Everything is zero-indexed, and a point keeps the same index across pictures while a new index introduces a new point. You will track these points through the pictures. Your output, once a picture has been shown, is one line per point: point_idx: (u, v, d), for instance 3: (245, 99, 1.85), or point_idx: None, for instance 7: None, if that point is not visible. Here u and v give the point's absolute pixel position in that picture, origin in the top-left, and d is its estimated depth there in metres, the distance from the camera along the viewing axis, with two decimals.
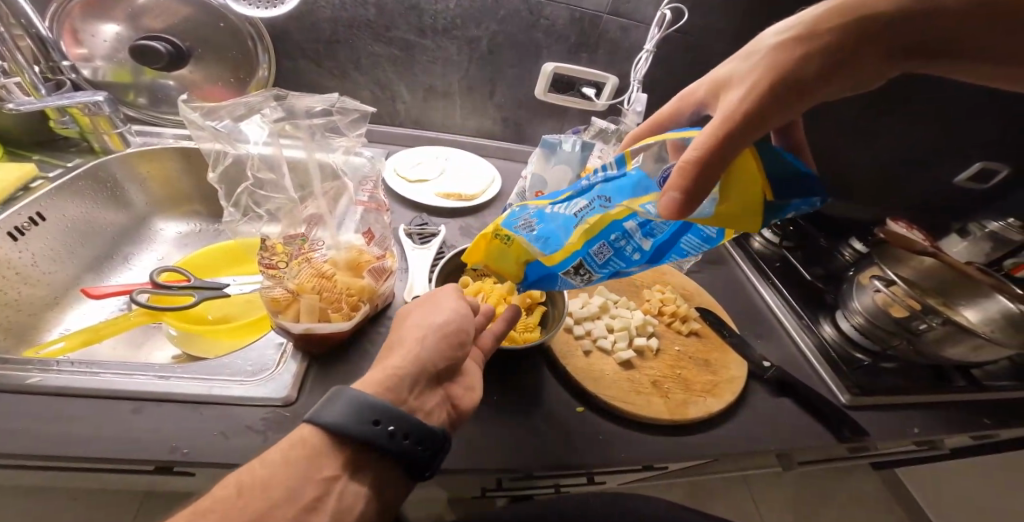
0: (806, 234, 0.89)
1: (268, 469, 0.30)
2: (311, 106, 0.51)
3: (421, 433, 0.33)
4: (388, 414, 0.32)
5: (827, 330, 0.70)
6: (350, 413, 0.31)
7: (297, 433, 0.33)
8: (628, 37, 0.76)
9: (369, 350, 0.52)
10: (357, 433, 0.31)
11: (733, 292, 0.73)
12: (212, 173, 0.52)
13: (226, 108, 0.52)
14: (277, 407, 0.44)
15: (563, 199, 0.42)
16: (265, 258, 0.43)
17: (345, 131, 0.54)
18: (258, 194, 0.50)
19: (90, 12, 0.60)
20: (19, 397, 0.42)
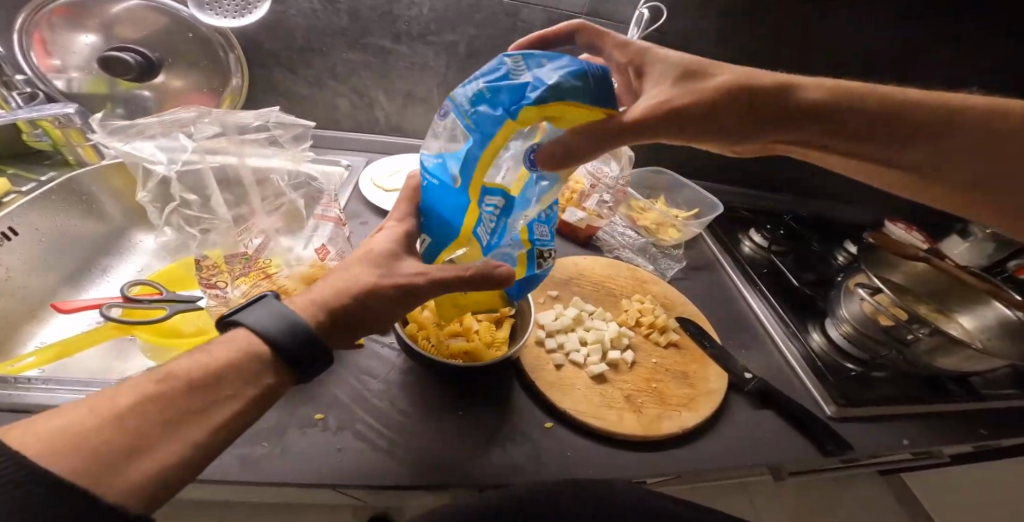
0: (798, 236, 0.86)
1: (189, 363, 0.28)
2: (244, 122, 0.53)
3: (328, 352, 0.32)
4: (315, 348, 0.31)
5: (815, 338, 0.68)
6: (267, 316, 0.31)
7: (221, 338, 0.31)
8: None
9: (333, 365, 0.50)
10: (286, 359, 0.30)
11: (718, 300, 0.71)
12: (141, 192, 0.51)
13: (143, 126, 0.49)
14: None
15: (469, 234, 0.37)
16: (205, 277, 0.44)
17: (285, 144, 0.56)
18: (188, 214, 0.50)
19: (60, 24, 0.60)
20: None
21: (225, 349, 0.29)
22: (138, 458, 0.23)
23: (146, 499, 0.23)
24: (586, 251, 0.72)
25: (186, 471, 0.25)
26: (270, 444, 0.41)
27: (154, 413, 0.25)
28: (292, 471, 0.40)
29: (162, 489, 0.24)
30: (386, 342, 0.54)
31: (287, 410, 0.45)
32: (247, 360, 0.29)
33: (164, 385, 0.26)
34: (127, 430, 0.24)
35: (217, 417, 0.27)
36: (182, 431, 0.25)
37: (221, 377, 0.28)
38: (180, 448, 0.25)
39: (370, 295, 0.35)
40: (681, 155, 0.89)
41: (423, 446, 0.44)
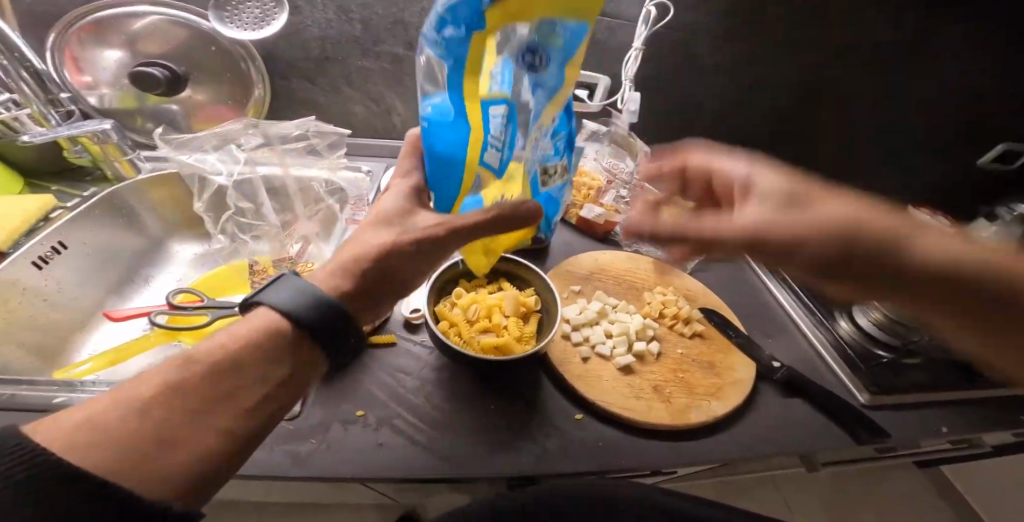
0: None
1: (211, 351, 0.30)
2: (286, 132, 0.55)
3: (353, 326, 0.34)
4: (339, 314, 0.32)
5: (844, 326, 0.67)
6: (286, 292, 0.32)
7: (245, 318, 0.32)
8: (616, 36, 0.73)
9: (369, 363, 0.52)
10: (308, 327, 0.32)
11: (740, 289, 0.70)
12: (199, 203, 0.55)
13: (199, 139, 0.52)
14: (283, 421, 0.44)
15: (477, 163, 0.36)
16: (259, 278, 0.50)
17: (324, 153, 0.58)
18: (241, 221, 0.54)
19: (91, 41, 0.63)
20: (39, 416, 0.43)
21: (245, 331, 0.31)
22: (167, 451, 0.25)
23: (181, 491, 0.25)
24: (606, 246, 0.72)
25: (217, 459, 0.27)
26: (317, 440, 0.44)
27: (177, 407, 0.27)
28: (337, 466, 0.42)
29: (195, 479, 0.26)
30: (418, 340, 0.55)
31: (330, 407, 0.47)
32: (267, 343, 0.31)
33: (188, 374, 0.28)
34: (151, 424, 0.26)
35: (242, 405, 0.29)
36: (207, 420, 0.27)
37: (242, 367, 0.30)
38: (208, 435, 0.27)
39: (403, 252, 0.37)
40: None
41: (459, 439, 0.46)
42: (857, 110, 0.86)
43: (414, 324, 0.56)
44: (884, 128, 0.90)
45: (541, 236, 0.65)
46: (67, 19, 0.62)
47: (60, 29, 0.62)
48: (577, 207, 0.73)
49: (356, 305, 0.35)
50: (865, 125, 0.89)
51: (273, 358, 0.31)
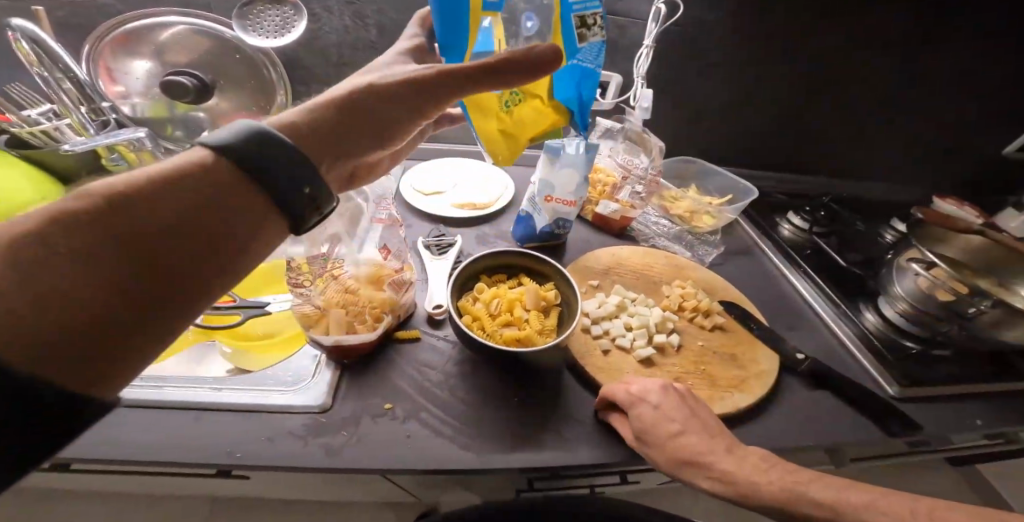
0: (841, 218, 0.83)
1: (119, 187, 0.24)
2: None
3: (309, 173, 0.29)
4: (294, 150, 0.29)
5: (870, 318, 0.65)
6: (233, 132, 0.28)
7: (177, 154, 0.27)
8: (627, 34, 0.74)
9: (395, 358, 0.53)
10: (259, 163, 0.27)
11: (761, 283, 0.70)
12: None
13: None
14: (316, 413, 0.47)
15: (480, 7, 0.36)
16: (291, 278, 0.45)
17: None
18: None
19: (122, 52, 0.65)
20: None
21: (166, 170, 0.25)
22: (51, 313, 0.20)
23: (74, 366, 0.20)
24: (622, 241, 0.73)
25: (126, 332, 0.22)
26: (349, 432, 0.45)
27: (72, 260, 0.21)
28: (368, 458, 0.43)
29: (93, 353, 0.21)
30: (441, 336, 0.56)
31: (360, 400, 0.48)
32: (196, 186, 0.26)
33: (82, 207, 0.23)
34: (33, 277, 0.20)
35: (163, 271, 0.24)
36: (116, 281, 0.22)
37: (165, 223, 0.24)
38: (111, 297, 0.22)
39: (382, 91, 0.36)
40: (711, 141, 0.88)
41: (484, 432, 0.47)
42: (875, 99, 0.85)
43: (437, 320, 0.58)
44: (904, 116, 0.88)
45: (559, 232, 0.65)
46: (99, 32, 0.64)
47: (92, 41, 0.64)
48: (592, 203, 0.73)
49: (326, 145, 0.33)
50: (885, 113, 0.87)
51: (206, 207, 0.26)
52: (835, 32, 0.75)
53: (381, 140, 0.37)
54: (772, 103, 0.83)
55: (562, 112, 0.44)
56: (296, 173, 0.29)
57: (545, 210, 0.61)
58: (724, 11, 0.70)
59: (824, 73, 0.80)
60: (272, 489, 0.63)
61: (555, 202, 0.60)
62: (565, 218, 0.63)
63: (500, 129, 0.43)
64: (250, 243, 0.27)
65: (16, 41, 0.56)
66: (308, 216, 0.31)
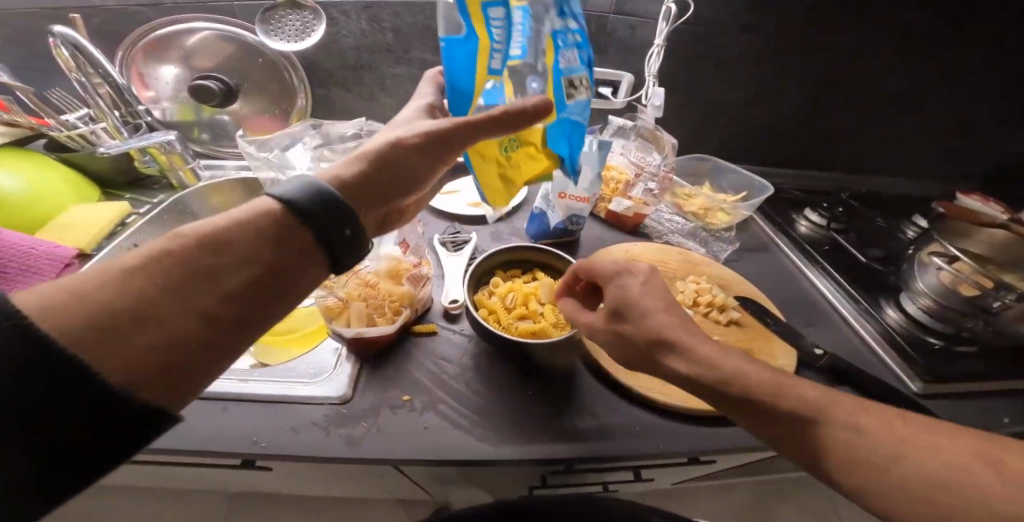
0: (860, 213, 0.82)
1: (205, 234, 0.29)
2: (344, 132, 0.62)
3: (348, 219, 0.32)
4: (339, 204, 0.32)
5: (892, 314, 0.64)
6: (295, 185, 0.32)
7: (245, 204, 0.31)
8: (639, 34, 0.74)
9: (412, 351, 0.54)
10: (312, 212, 0.31)
11: (778, 280, 0.69)
12: None
13: (273, 141, 0.59)
14: (337, 405, 0.48)
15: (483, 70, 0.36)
16: None
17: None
18: None
19: (151, 58, 0.70)
20: None
21: (241, 219, 0.30)
22: (141, 337, 0.24)
23: (155, 383, 0.24)
24: (636, 238, 0.73)
25: (195, 353, 0.26)
26: (368, 423, 0.47)
27: (158, 295, 0.26)
28: (388, 448, 0.45)
29: (167, 376, 0.25)
30: (457, 330, 0.57)
31: (379, 392, 0.50)
32: (263, 234, 0.30)
33: (176, 252, 0.27)
34: (129, 309, 0.24)
35: (224, 300, 0.28)
36: (188, 309, 0.26)
37: (230, 261, 0.28)
38: (186, 324, 0.26)
39: (408, 147, 0.38)
40: (725, 138, 0.87)
41: (500, 424, 0.48)
42: (894, 93, 0.84)
43: (453, 314, 0.59)
44: (924, 110, 0.87)
45: (572, 229, 0.66)
46: (131, 39, 0.68)
47: (125, 49, 0.69)
48: (605, 201, 0.73)
49: (361, 198, 0.36)
50: (905, 107, 0.86)
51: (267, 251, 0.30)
52: (852, 26, 0.74)
53: (408, 188, 0.40)
54: (788, 99, 0.82)
55: (556, 160, 0.42)
56: (341, 222, 0.32)
57: (559, 206, 0.62)
58: (736, 7, 0.70)
59: (840, 68, 0.79)
60: (292, 483, 0.64)
61: (568, 199, 0.61)
62: (578, 214, 0.64)
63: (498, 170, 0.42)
64: (300, 277, 0.31)
65: (56, 47, 0.59)
66: (349, 258, 0.34)
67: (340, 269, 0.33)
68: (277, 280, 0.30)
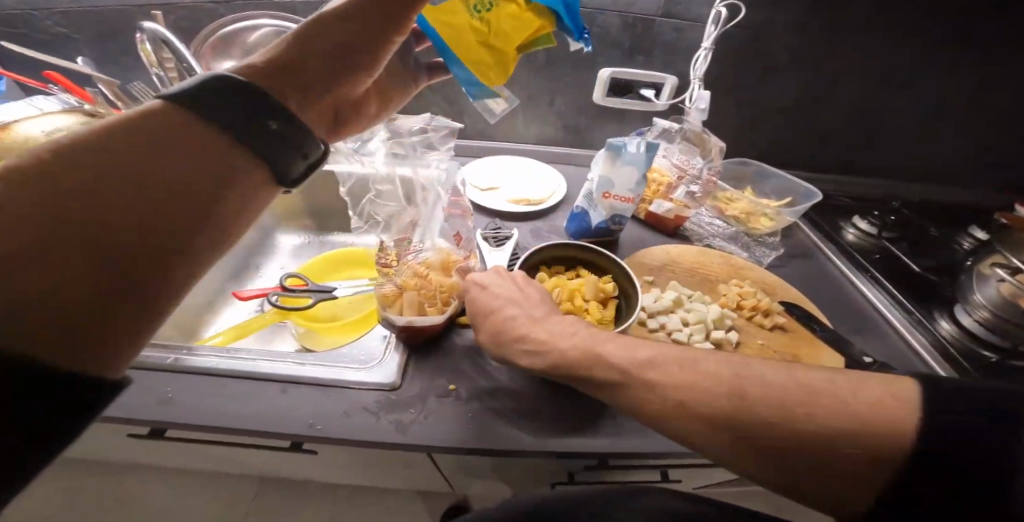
0: (912, 223, 0.79)
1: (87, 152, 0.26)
2: (410, 126, 0.60)
3: (278, 112, 0.32)
4: (256, 93, 0.32)
5: (946, 326, 0.61)
6: (197, 84, 0.30)
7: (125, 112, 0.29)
8: (685, 37, 0.73)
9: (456, 341, 0.56)
10: (235, 117, 0.30)
11: (824, 287, 0.67)
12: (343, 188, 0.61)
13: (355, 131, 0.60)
14: (388, 391, 0.50)
15: None
16: (381, 260, 0.52)
17: (438, 146, 0.61)
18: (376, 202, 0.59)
19: (216, 52, 0.69)
20: (184, 377, 0.49)
21: (130, 132, 0.27)
22: (45, 288, 0.22)
23: (63, 324, 0.23)
24: (675, 241, 0.73)
25: (113, 302, 0.25)
26: (416, 410, 0.48)
27: (29, 223, 0.23)
28: (436, 435, 0.46)
29: (83, 333, 0.23)
30: None
31: (425, 381, 0.51)
32: (170, 147, 0.28)
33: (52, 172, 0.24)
34: (22, 254, 0.22)
35: (136, 243, 0.26)
36: (96, 255, 0.24)
37: (138, 196, 0.26)
38: (83, 253, 0.24)
39: (329, 33, 0.37)
40: (767, 142, 0.86)
41: (542, 416, 0.49)
42: (954, 99, 0.80)
43: None
44: (985, 117, 0.83)
45: (614, 228, 0.66)
46: (202, 34, 0.69)
47: (197, 44, 0.69)
48: (646, 203, 0.74)
49: (287, 84, 0.35)
50: (963, 114, 0.82)
51: (181, 165, 0.28)
52: (911, 28, 0.72)
53: (348, 83, 0.39)
54: (838, 103, 0.80)
55: (546, 13, 0.38)
56: (265, 115, 0.32)
57: (602, 206, 0.62)
58: (788, 10, 0.69)
59: (895, 73, 0.77)
60: (330, 473, 0.68)
61: (612, 199, 0.61)
62: (622, 214, 0.64)
63: (478, 44, 0.39)
64: (223, 212, 0.30)
65: (142, 42, 0.63)
66: (291, 161, 0.34)
67: (283, 177, 0.33)
68: (202, 195, 0.29)
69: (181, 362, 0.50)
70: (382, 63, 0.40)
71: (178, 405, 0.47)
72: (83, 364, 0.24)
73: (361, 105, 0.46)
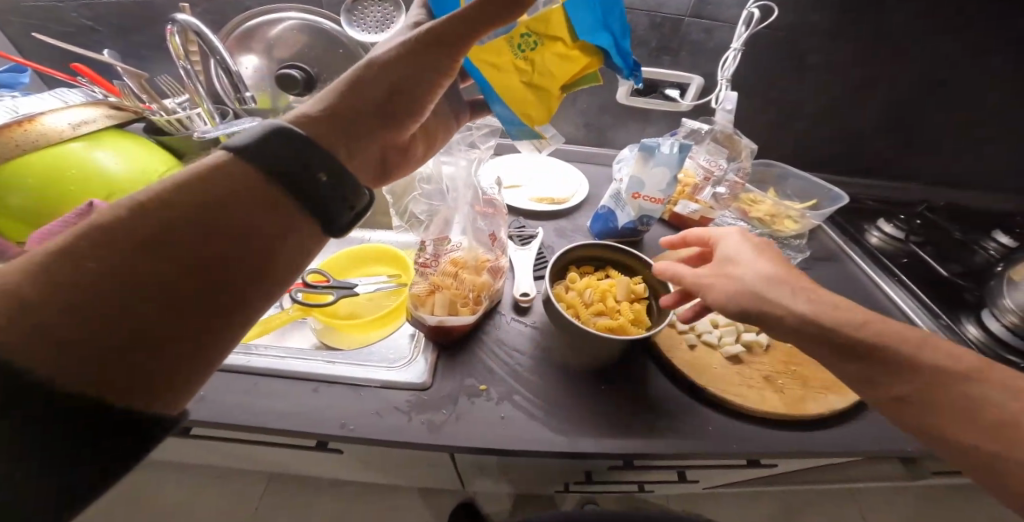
0: (936, 227, 0.79)
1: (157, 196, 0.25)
2: None
3: (328, 164, 0.29)
4: (303, 140, 0.29)
5: (971, 331, 0.61)
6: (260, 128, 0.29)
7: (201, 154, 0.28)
8: (714, 37, 0.72)
9: (485, 340, 0.56)
10: (286, 163, 0.28)
11: (851, 291, 0.67)
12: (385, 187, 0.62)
13: None
14: (418, 391, 0.49)
15: None
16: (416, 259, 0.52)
17: (480, 144, 0.57)
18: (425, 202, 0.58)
19: (238, 47, 0.70)
20: (213, 374, 0.49)
21: (197, 172, 0.27)
22: (108, 331, 0.22)
23: (118, 373, 0.22)
24: None
25: (162, 346, 0.23)
26: (448, 410, 0.48)
27: (93, 269, 0.22)
28: (469, 436, 0.46)
29: (139, 375, 0.23)
30: (528, 322, 0.59)
31: (455, 380, 0.51)
32: (229, 188, 0.27)
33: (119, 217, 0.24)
34: (79, 295, 0.22)
35: (196, 288, 0.24)
36: (149, 300, 0.23)
37: (201, 241, 0.25)
38: (135, 301, 0.23)
39: (375, 74, 0.35)
40: (790, 144, 0.85)
41: (573, 416, 0.48)
42: (980, 105, 0.79)
43: (523, 307, 0.60)
44: (1011, 122, 0.82)
45: (641, 229, 0.66)
46: (227, 29, 0.69)
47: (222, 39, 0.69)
48: (672, 204, 0.73)
49: (334, 130, 0.33)
50: (990, 119, 0.81)
51: (238, 209, 0.26)
52: (941, 33, 0.71)
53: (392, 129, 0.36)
54: (863, 106, 0.80)
55: (595, 52, 0.38)
56: (314, 160, 0.29)
57: (631, 206, 0.62)
58: (821, 11, 0.68)
59: (924, 77, 0.76)
60: (351, 472, 0.68)
61: (642, 199, 0.61)
62: (650, 215, 0.63)
63: (525, 83, 0.38)
64: (281, 256, 0.28)
65: (171, 34, 0.62)
66: (341, 214, 0.30)
67: (333, 231, 0.30)
68: (259, 240, 0.27)
69: None
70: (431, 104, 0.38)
71: (209, 404, 0.46)
72: (145, 405, 0.23)
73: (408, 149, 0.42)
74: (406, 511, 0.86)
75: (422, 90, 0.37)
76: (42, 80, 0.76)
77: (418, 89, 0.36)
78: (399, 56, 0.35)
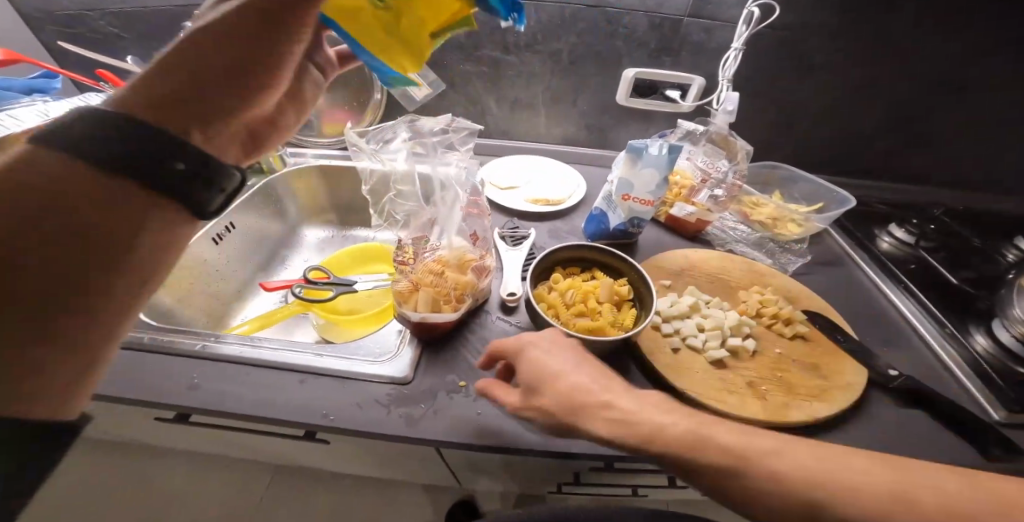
0: (953, 231, 0.75)
1: None
2: (431, 127, 0.59)
3: (184, 155, 0.33)
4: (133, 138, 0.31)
5: (980, 341, 0.58)
6: (78, 123, 0.30)
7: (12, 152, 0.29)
8: (715, 37, 0.71)
9: (470, 339, 0.57)
10: (118, 165, 0.31)
11: (852, 298, 0.64)
12: (365, 187, 0.62)
13: (386, 130, 0.60)
14: (399, 385, 0.50)
15: None
16: (399, 256, 0.54)
17: (458, 147, 0.60)
18: (398, 201, 0.58)
19: None
20: (210, 363, 0.52)
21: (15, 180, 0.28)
22: None
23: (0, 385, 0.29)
24: (695, 245, 0.71)
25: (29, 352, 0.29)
26: (426, 405, 0.49)
27: None
28: (445, 430, 0.47)
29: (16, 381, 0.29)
30: (513, 321, 0.59)
31: (436, 376, 0.52)
32: (61, 198, 0.29)
33: None
34: None
35: (46, 300, 0.29)
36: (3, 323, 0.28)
37: (42, 265, 0.29)
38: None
39: (213, 47, 0.35)
40: (798, 145, 0.83)
41: None
42: (1006, 105, 0.75)
43: (510, 306, 0.61)
44: None
45: (632, 230, 0.66)
46: None
47: None
48: (667, 205, 0.72)
49: (169, 111, 0.34)
50: (1017, 118, 0.77)
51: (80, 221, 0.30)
52: (960, 29, 0.68)
53: (250, 107, 0.38)
54: (876, 106, 0.76)
55: None
56: (155, 158, 0.32)
57: (621, 208, 0.62)
58: (826, 10, 0.66)
59: (942, 75, 0.72)
60: (347, 465, 0.70)
61: (631, 201, 0.60)
62: (640, 217, 0.63)
63: (389, 28, 0.35)
64: (136, 262, 0.33)
65: None
66: (206, 200, 0.36)
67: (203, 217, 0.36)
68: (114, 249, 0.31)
69: (208, 349, 0.53)
70: (284, 79, 0.39)
71: (203, 391, 0.49)
72: (33, 410, 0.31)
73: (273, 115, 0.46)
74: (403, 502, 0.89)
75: (270, 67, 0.37)
76: (75, 87, 0.82)
77: (264, 68, 0.37)
78: (231, 30, 0.35)
